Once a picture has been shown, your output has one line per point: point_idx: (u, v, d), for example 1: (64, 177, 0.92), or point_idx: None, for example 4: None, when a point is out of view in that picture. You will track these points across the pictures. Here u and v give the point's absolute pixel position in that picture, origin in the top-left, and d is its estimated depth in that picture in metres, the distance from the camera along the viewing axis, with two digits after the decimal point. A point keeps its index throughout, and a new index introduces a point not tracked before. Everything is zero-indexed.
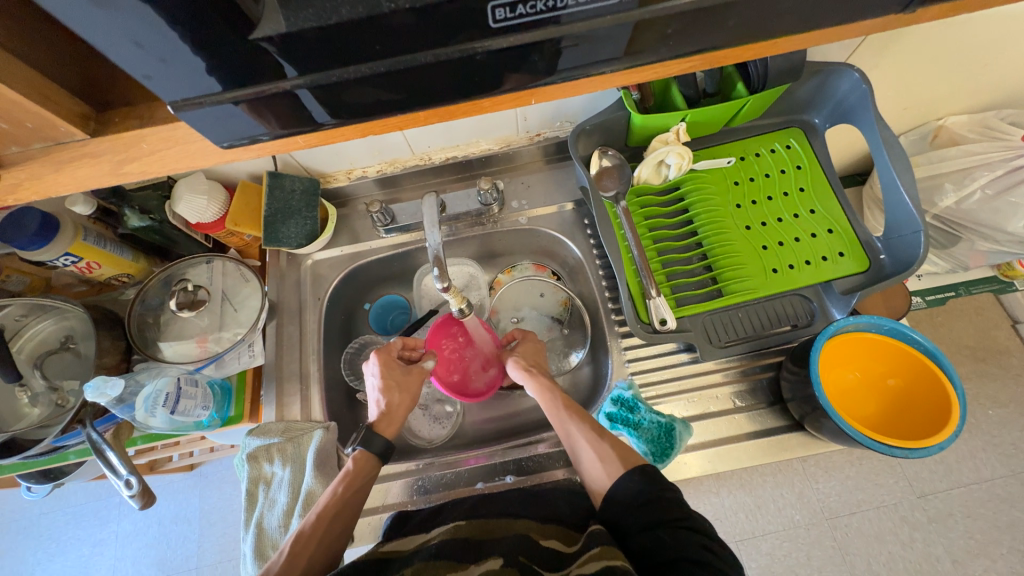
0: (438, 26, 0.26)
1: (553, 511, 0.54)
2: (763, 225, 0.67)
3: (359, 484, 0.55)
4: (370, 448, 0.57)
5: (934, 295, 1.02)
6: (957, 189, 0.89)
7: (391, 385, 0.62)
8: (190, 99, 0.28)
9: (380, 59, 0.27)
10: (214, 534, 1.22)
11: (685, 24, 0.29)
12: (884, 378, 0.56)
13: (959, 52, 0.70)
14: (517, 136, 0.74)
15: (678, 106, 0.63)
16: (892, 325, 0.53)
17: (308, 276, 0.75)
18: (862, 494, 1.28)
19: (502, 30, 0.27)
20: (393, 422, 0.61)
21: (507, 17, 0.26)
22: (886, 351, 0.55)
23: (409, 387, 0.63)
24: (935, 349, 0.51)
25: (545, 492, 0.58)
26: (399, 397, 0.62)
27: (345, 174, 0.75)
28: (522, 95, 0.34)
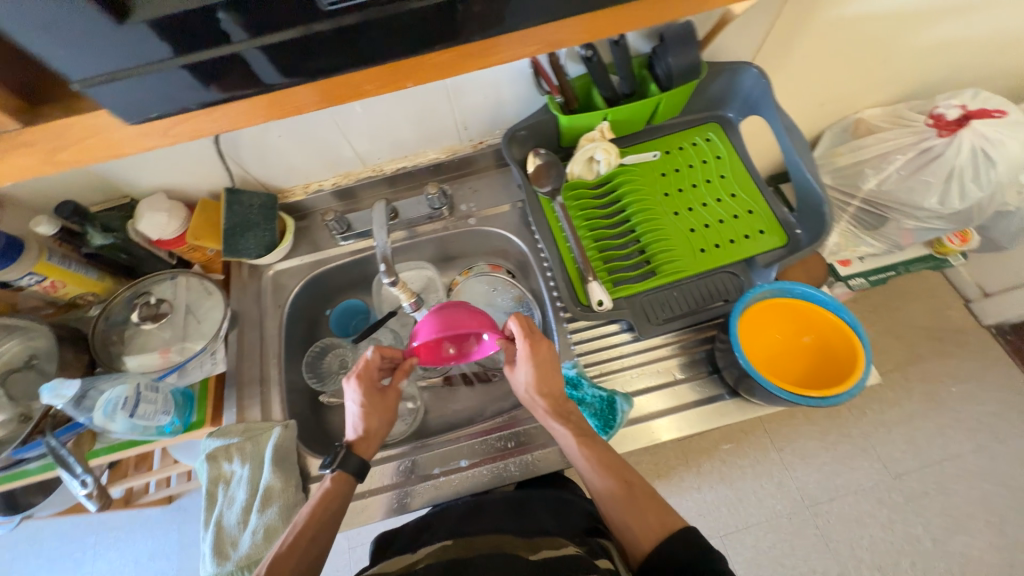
0: (300, 8, 0.32)
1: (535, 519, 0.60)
2: (690, 211, 0.72)
3: (330, 507, 0.56)
4: (345, 468, 0.58)
5: (876, 275, 1.06)
6: (877, 173, 0.96)
7: (370, 411, 0.62)
8: (102, 75, 0.33)
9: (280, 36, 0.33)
10: (193, 568, 1.19)
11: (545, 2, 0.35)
12: (800, 337, 0.61)
13: (852, 48, 0.78)
14: (460, 144, 0.80)
15: (599, 107, 0.69)
16: (801, 288, 0.58)
17: (269, 286, 0.78)
18: (839, 479, 1.30)
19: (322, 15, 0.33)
20: (370, 442, 0.62)
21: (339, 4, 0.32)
22: (799, 312, 0.59)
23: (382, 407, 0.63)
24: (837, 303, 0.57)
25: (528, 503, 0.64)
26: (377, 422, 0.62)
27: (302, 188, 0.80)
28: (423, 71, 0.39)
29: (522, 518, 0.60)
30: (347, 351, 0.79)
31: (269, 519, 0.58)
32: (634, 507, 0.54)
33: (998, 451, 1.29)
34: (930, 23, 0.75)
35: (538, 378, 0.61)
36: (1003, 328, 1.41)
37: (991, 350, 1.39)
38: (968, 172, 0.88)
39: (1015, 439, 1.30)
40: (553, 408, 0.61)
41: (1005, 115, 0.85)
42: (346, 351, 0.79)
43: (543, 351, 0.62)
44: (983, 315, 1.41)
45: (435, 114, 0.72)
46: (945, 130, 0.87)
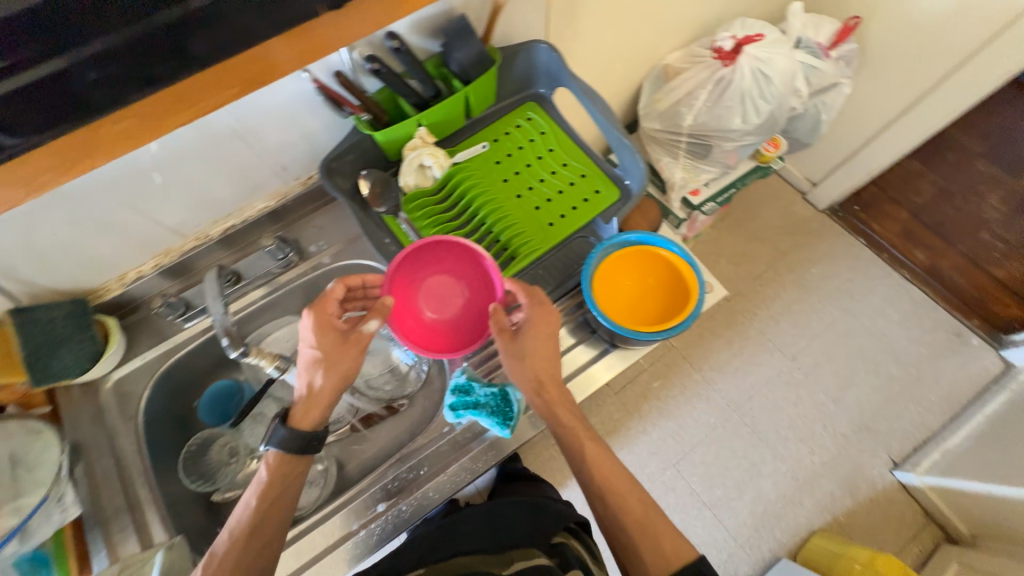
0: None
1: (510, 534, 0.64)
2: (531, 190, 0.74)
3: (270, 499, 0.56)
4: (284, 447, 0.57)
5: (722, 196, 1.19)
6: (689, 109, 1.06)
7: (320, 360, 0.58)
8: None
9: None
10: None
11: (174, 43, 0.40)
12: (648, 279, 0.66)
13: (629, 5, 0.85)
14: (287, 186, 0.75)
15: (411, 114, 0.68)
16: (638, 234, 0.64)
17: (112, 399, 0.68)
18: (751, 377, 1.47)
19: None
20: (317, 406, 0.59)
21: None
22: (639, 256, 0.65)
23: (337, 360, 0.59)
24: (666, 241, 0.64)
25: (505, 515, 0.68)
26: (327, 380, 0.59)
27: (118, 281, 0.70)
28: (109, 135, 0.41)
29: (497, 535, 0.65)
30: (230, 436, 0.72)
31: None
32: (643, 528, 0.55)
33: (858, 309, 1.53)
34: None
35: (539, 361, 0.61)
36: (835, 209, 1.65)
37: (831, 229, 1.63)
38: (755, 90, 1.01)
39: (866, 296, 1.54)
40: (554, 393, 0.61)
41: (763, 37, 0.99)
42: (229, 438, 0.72)
43: (544, 326, 0.61)
44: (818, 202, 1.64)
45: (243, 163, 0.66)
46: (727, 60, 0.99)
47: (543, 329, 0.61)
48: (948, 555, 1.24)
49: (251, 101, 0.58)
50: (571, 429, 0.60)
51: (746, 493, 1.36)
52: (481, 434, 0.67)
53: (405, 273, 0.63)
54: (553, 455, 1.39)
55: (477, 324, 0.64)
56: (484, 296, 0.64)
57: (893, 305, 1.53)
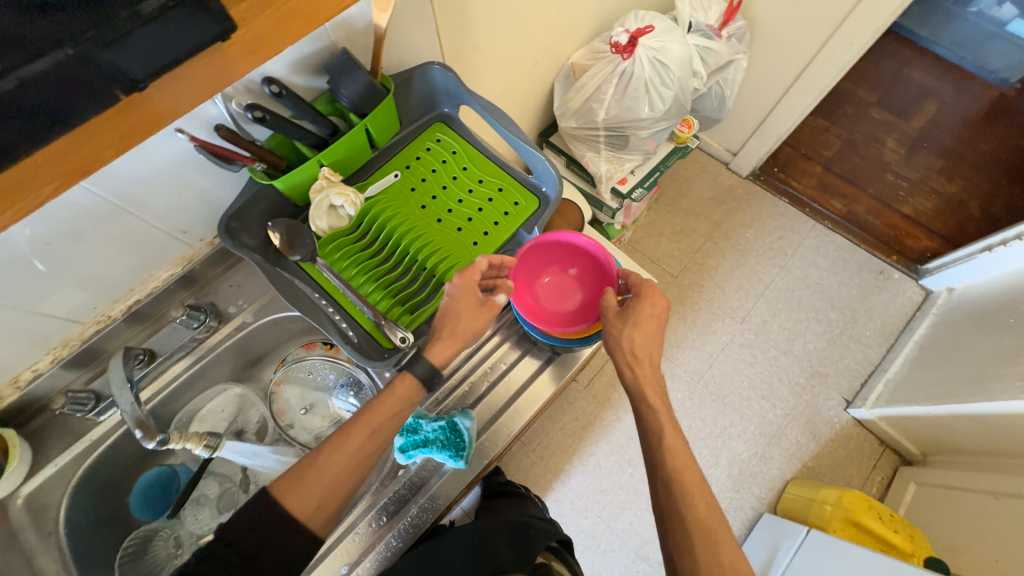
0: None
1: (497, 559, 0.64)
2: (451, 212, 0.73)
3: (372, 425, 0.58)
4: (414, 374, 0.60)
5: (648, 180, 1.23)
6: (600, 105, 1.08)
7: (470, 305, 0.62)
8: None
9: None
10: None
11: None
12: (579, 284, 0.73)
13: (520, 14, 0.86)
14: (192, 249, 0.70)
15: (310, 156, 0.66)
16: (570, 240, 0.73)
17: (26, 518, 0.61)
18: (708, 346, 1.52)
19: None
20: (448, 350, 0.62)
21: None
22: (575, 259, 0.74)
23: (479, 311, 0.62)
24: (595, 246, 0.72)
25: (490, 540, 0.68)
26: (460, 330, 0.62)
27: (11, 386, 0.63)
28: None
29: (484, 561, 0.64)
30: (173, 528, 0.68)
31: None
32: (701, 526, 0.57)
33: (793, 263, 1.63)
34: None
35: (639, 339, 0.64)
36: (757, 173, 1.74)
37: (757, 193, 1.72)
38: (656, 79, 1.04)
39: (798, 250, 1.64)
40: (647, 372, 0.65)
41: (654, 28, 1.02)
42: (173, 529, 0.68)
43: (649, 306, 0.65)
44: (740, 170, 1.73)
45: (135, 236, 0.61)
46: (625, 53, 1.01)
47: (642, 315, 0.65)
48: (906, 476, 1.35)
49: (124, 169, 0.53)
50: (648, 392, 0.64)
51: (722, 458, 1.41)
52: (438, 469, 0.66)
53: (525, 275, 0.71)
54: (534, 461, 1.38)
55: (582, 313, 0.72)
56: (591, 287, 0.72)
57: (823, 254, 1.64)
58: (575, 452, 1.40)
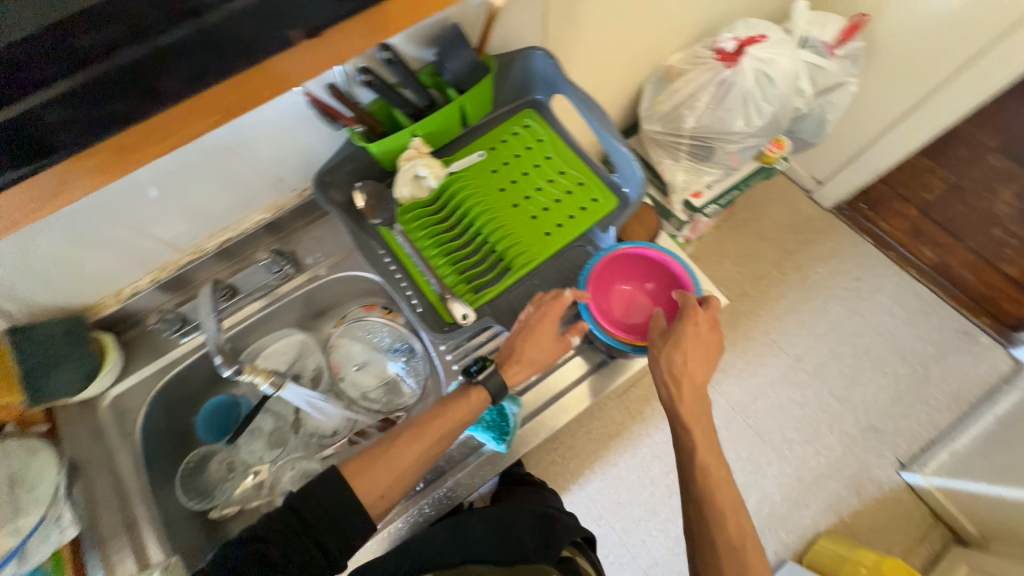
0: None
1: (519, 544, 0.63)
2: (528, 199, 0.73)
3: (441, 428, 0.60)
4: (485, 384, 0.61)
5: (724, 197, 1.18)
6: (691, 112, 1.04)
7: (544, 335, 0.62)
8: None
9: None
10: None
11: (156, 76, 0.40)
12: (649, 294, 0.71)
13: (628, 8, 0.83)
14: (283, 197, 0.74)
15: (405, 125, 0.67)
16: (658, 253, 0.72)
17: (110, 416, 0.68)
18: (755, 378, 1.45)
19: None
20: (521, 369, 0.62)
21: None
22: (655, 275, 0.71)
23: (548, 343, 0.63)
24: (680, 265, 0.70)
25: (513, 525, 0.66)
26: (534, 353, 0.63)
27: (114, 297, 0.70)
28: (92, 165, 0.41)
29: (508, 543, 0.63)
30: (228, 453, 0.71)
31: None
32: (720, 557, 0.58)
33: (866, 308, 1.51)
34: None
35: (682, 360, 0.62)
36: (841, 206, 1.62)
37: (838, 227, 1.60)
38: (757, 92, 0.99)
39: (873, 295, 1.52)
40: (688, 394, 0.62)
41: (766, 38, 0.97)
42: (226, 454, 0.71)
43: (693, 326, 0.62)
44: (823, 200, 1.62)
45: (238, 178, 0.66)
46: (729, 61, 0.97)
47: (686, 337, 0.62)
48: (956, 558, 1.23)
49: (244, 114, 0.57)
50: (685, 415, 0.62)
51: (752, 496, 1.34)
52: (477, 449, 0.67)
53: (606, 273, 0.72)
54: (554, 460, 1.37)
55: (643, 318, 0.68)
56: None
57: (901, 303, 1.51)
58: (597, 459, 1.37)
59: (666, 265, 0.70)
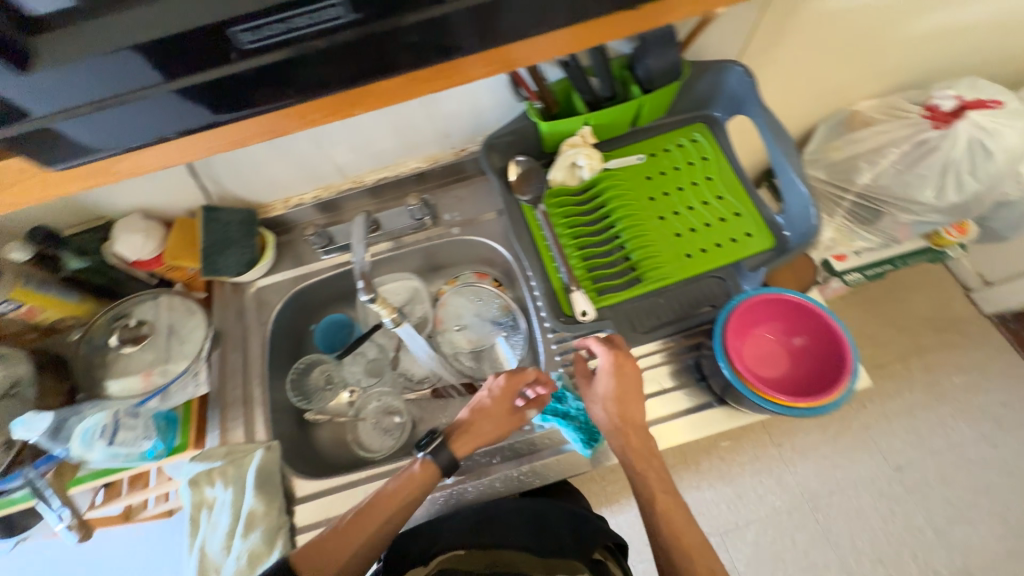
0: None
1: (555, 539, 0.61)
2: (676, 215, 0.70)
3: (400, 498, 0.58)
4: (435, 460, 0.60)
5: (872, 270, 1.05)
6: (871, 167, 0.93)
7: (494, 411, 0.63)
8: (76, 104, 0.38)
9: (192, 73, 0.38)
10: None
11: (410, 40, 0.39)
12: (789, 340, 0.57)
13: (842, 42, 0.76)
14: (442, 152, 0.78)
15: (580, 111, 0.67)
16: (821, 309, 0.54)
17: (252, 302, 0.77)
18: (839, 472, 1.28)
19: (258, 49, 0.37)
20: (472, 442, 0.62)
21: (254, 38, 0.36)
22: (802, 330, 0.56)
23: (502, 420, 0.63)
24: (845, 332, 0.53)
25: (545, 515, 0.64)
26: (490, 426, 0.62)
27: (283, 203, 0.79)
28: (360, 97, 0.43)
29: (542, 534, 0.61)
30: (331, 366, 0.77)
31: (252, 545, 0.57)
32: None
33: (1001, 441, 1.28)
34: (922, 13, 0.73)
35: (612, 402, 0.59)
36: (1005, 317, 1.38)
37: (993, 339, 1.37)
38: (965, 165, 0.86)
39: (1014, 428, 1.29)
40: (633, 438, 0.59)
41: (999, 104, 0.84)
42: (330, 366, 0.77)
43: (627, 367, 0.60)
44: (985, 304, 1.39)
45: (414, 126, 0.71)
46: (941, 122, 0.85)
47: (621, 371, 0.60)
48: None
49: None
50: (637, 460, 0.59)
51: None
52: (558, 445, 0.65)
53: (756, 312, 0.56)
54: None
55: (764, 371, 0.56)
56: (798, 365, 0.56)
57: None
58: None
59: (824, 326, 0.54)
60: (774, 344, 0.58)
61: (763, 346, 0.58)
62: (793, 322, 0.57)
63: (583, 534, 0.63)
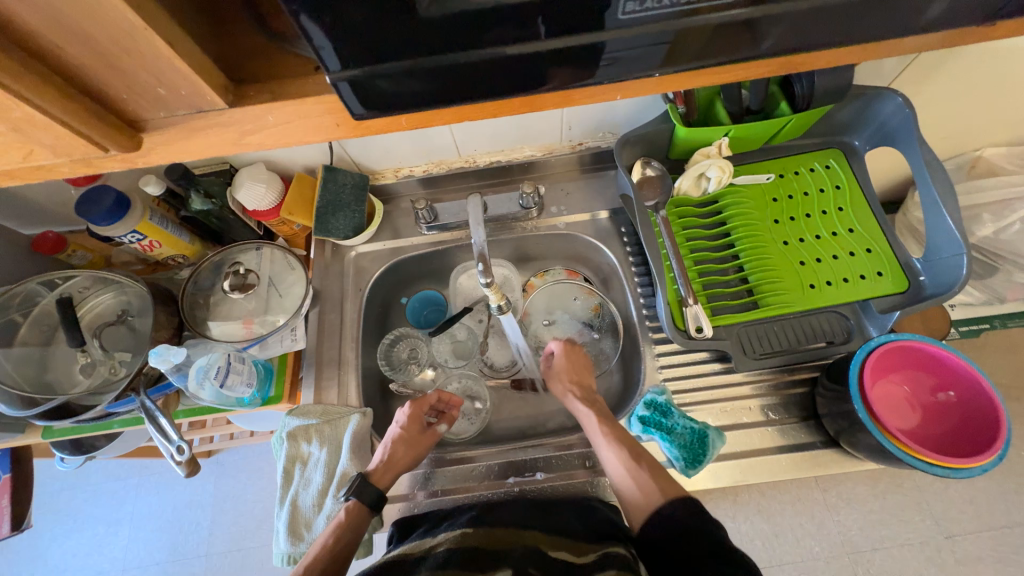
0: None
1: (561, 522, 0.57)
2: (801, 242, 0.67)
3: (342, 538, 0.52)
4: (360, 498, 0.55)
5: (968, 328, 1.00)
6: (995, 221, 0.89)
7: (404, 437, 0.62)
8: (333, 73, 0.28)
9: (408, 64, 0.28)
10: (255, 514, 1.24)
11: (539, 68, 0.30)
12: (937, 393, 0.55)
13: (1003, 84, 0.71)
14: (560, 143, 0.77)
15: (722, 121, 0.65)
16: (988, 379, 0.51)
17: (351, 268, 0.78)
18: (887, 529, 1.10)
19: (631, 21, 0.28)
20: (390, 473, 0.59)
21: (635, 9, 0.27)
22: (958, 396, 0.53)
23: (418, 443, 0.62)
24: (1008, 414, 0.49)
25: (553, 503, 0.60)
26: (404, 451, 0.61)
27: (393, 172, 0.79)
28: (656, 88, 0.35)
29: (548, 518, 0.57)
30: (419, 341, 0.79)
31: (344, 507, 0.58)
32: None
33: None
34: None
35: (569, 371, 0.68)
36: None
37: None
38: None
39: None
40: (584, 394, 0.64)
41: None
42: (418, 342, 0.79)
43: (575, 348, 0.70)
44: None
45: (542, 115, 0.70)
46: None
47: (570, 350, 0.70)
48: None
49: None
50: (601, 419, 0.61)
51: None
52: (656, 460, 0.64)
53: (908, 355, 0.55)
54: None
55: (900, 414, 0.56)
56: (935, 423, 0.54)
57: None
58: None
59: (984, 396, 0.51)
60: (917, 394, 0.56)
61: (907, 391, 0.56)
62: (945, 379, 0.54)
63: (593, 522, 0.57)
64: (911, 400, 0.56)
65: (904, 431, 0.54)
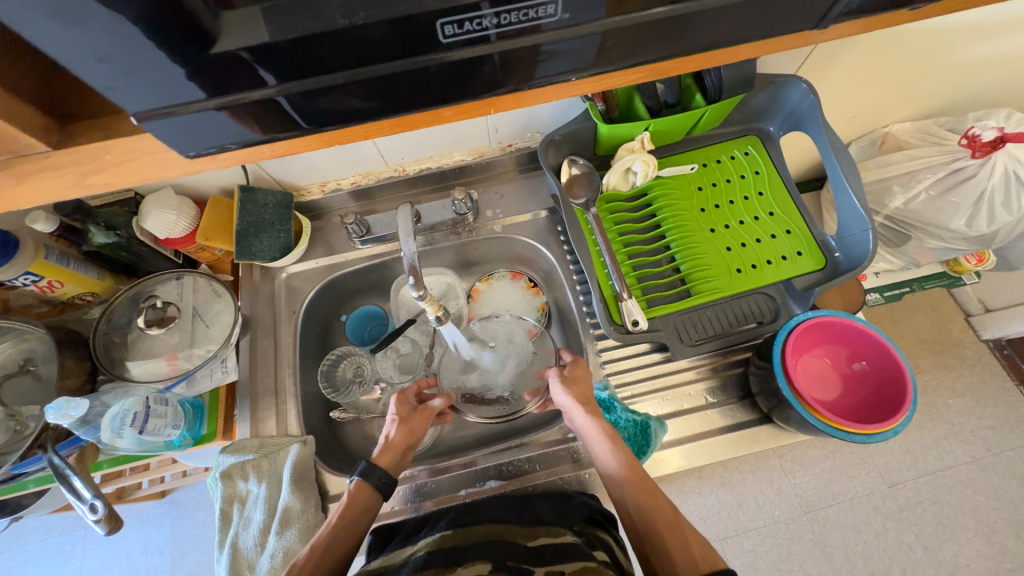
0: (375, 44, 0.29)
1: (536, 514, 0.56)
2: (727, 228, 0.70)
3: (352, 517, 0.53)
4: (367, 480, 0.55)
5: (891, 291, 1.09)
6: (904, 191, 0.94)
7: (401, 419, 0.62)
8: (236, 95, 0.30)
9: (285, 84, 0.30)
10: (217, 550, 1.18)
11: (421, 83, 0.32)
12: (853, 362, 0.59)
13: (898, 66, 0.75)
14: (489, 146, 0.77)
15: (641, 116, 0.66)
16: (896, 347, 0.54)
17: (283, 289, 0.74)
18: (839, 486, 1.17)
19: (453, 44, 0.30)
20: (392, 454, 0.59)
21: (454, 33, 0.29)
22: (875, 368, 0.57)
23: (414, 422, 0.63)
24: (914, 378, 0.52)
25: (527, 498, 0.59)
26: (403, 432, 0.61)
27: (319, 187, 0.76)
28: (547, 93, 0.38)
29: (524, 512, 0.56)
30: (364, 359, 0.77)
31: (288, 542, 0.55)
32: None
33: None
34: (976, 42, 0.72)
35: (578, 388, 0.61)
36: (1001, 343, 1.26)
37: None
38: (999, 193, 0.88)
39: (1009, 454, 1.17)
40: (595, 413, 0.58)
41: None
42: (362, 360, 0.77)
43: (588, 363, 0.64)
44: (982, 329, 1.26)
45: (467, 125, 0.70)
46: (979, 151, 0.84)
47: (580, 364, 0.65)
48: None
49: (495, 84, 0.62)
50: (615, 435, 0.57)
51: None
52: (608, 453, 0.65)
53: (830, 333, 0.58)
54: None
55: (827, 385, 0.60)
56: (857, 393, 0.59)
57: None
58: None
59: (890, 361, 0.55)
60: (837, 366, 0.60)
61: (831, 365, 0.60)
62: (860, 351, 0.58)
63: (568, 509, 0.56)
64: (835, 373, 0.60)
65: (829, 406, 0.58)
